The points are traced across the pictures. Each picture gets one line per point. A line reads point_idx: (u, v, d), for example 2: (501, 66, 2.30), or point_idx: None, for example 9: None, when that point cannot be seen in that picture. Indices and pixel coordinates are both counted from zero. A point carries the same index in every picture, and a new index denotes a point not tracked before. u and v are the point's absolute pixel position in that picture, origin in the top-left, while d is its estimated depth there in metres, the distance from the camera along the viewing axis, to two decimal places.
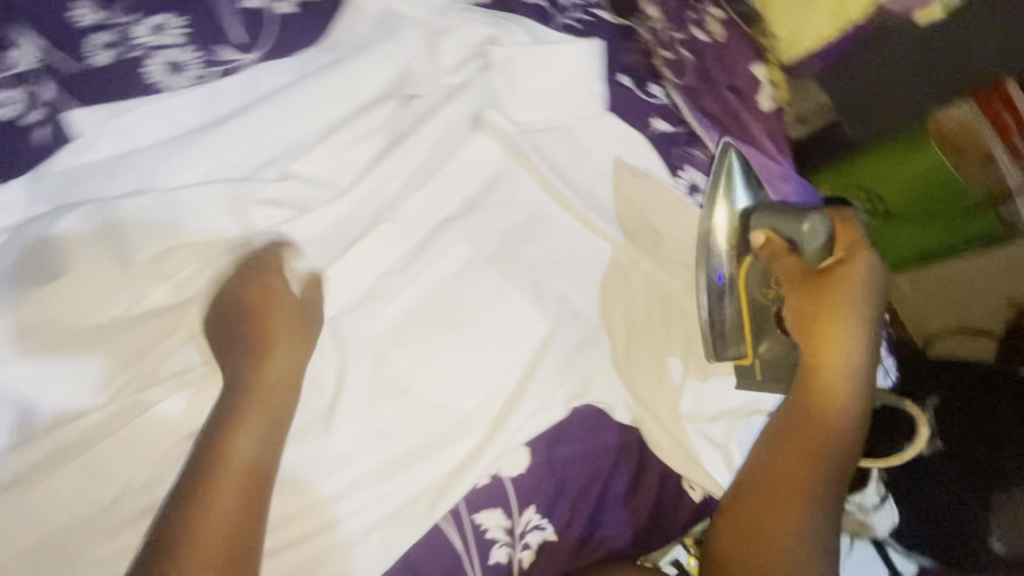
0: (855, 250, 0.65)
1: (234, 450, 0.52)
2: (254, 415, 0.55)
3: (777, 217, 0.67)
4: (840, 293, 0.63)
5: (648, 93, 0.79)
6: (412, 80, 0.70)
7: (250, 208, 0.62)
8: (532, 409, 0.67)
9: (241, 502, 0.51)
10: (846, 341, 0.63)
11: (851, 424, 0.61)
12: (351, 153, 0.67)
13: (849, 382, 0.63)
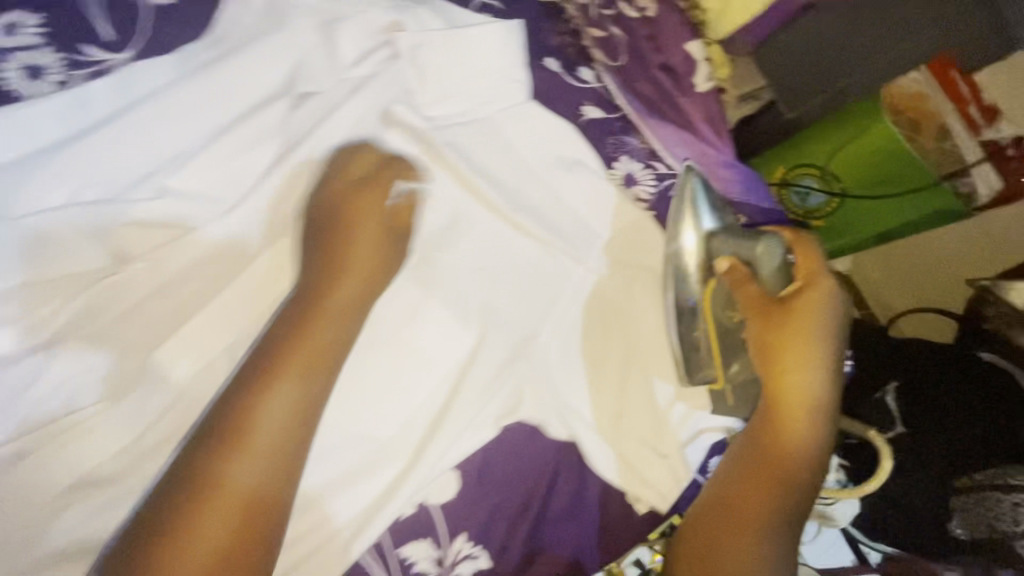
0: (815, 276, 0.63)
1: (264, 438, 0.47)
2: (279, 411, 0.48)
3: (738, 241, 0.64)
4: (801, 324, 0.61)
5: (578, 79, 0.73)
6: (308, 74, 0.63)
7: (119, 231, 0.55)
8: (459, 430, 0.62)
9: (255, 498, 0.46)
10: (806, 367, 0.61)
11: (809, 453, 0.60)
12: (242, 161, 0.60)
13: (809, 415, 0.61)
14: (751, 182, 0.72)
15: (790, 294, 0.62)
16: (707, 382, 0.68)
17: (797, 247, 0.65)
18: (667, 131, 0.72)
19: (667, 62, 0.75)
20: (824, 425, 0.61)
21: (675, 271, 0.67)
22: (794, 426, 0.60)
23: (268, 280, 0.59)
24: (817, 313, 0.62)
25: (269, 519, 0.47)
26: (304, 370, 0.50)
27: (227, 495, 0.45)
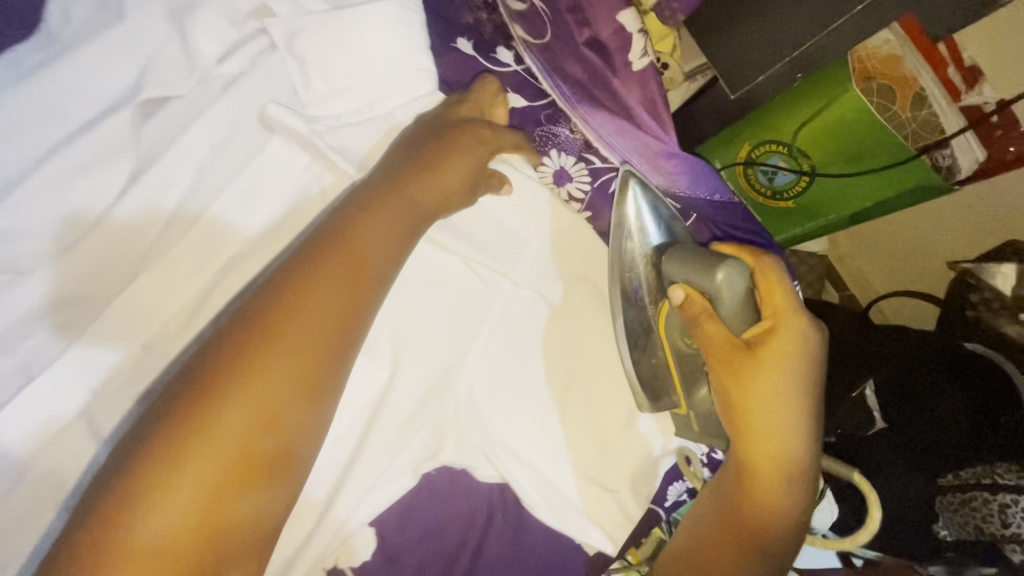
0: (787, 313, 0.52)
1: (247, 406, 0.39)
2: (300, 336, 0.42)
3: (691, 265, 0.53)
4: (771, 379, 0.50)
5: (495, 62, 0.62)
6: (159, 76, 0.52)
7: None
8: (370, 483, 0.55)
9: (223, 481, 0.37)
10: (780, 425, 0.51)
11: (787, 518, 0.52)
12: (84, 188, 0.50)
13: (785, 478, 0.52)
14: (699, 174, 0.63)
15: (759, 339, 0.51)
16: (671, 407, 0.60)
17: (766, 272, 0.53)
18: (600, 119, 0.61)
19: (597, 35, 0.61)
20: (801, 494, 0.52)
21: (623, 291, 0.58)
22: (763, 497, 0.52)
23: (129, 324, 0.51)
24: (791, 363, 0.51)
25: (269, 486, 0.39)
26: (338, 293, 0.44)
27: (224, 429, 0.38)
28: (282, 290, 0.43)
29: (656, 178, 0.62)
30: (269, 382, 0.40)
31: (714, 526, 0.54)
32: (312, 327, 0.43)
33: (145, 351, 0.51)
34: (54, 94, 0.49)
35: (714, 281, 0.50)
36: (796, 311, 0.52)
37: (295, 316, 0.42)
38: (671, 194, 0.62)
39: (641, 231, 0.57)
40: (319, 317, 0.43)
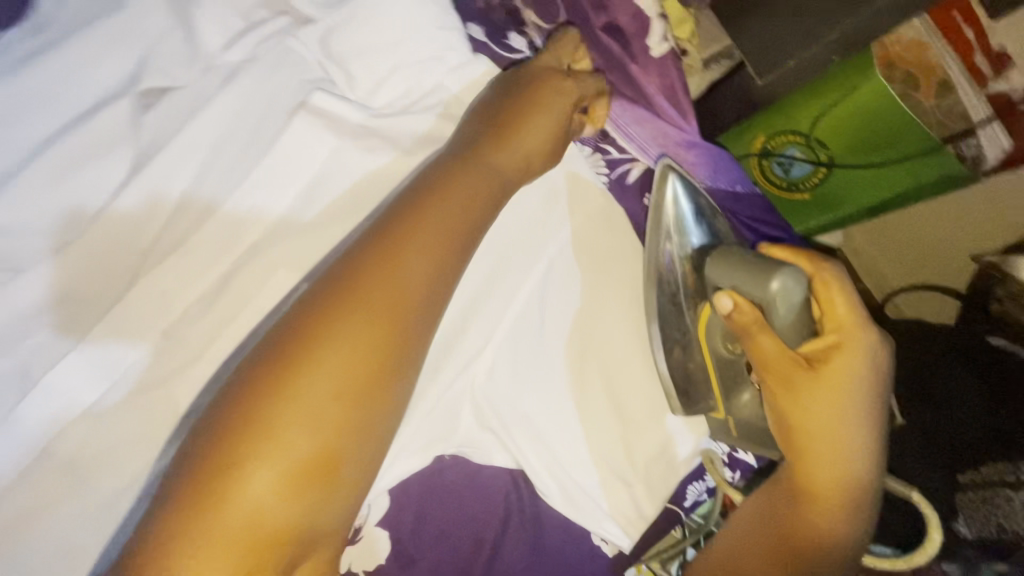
0: (849, 329, 0.51)
1: (320, 373, 0.37)
2: (386, 303, 0.40)
3: (739, 271, 0.51)
4: (830, 395, 0.50)
5: (509, 48, 0.59)
6: (158, 66, 0.50)
7: None
8: (382, 485, 0.52)
9: (307, 448, 0.36)
10: (838, 437, 0.51)
11: (846, 531, 0.52)
12: (80, 181, 0.47)
13: (843, 489, 0.52)
14: (718, 163, 0.61)
15: (817, 351, 0.51)
16: (706, 411, 0.60)
17: (828, 283, 0.52)
18: (618, 108, 0.59)
19: (615, 22, 0.59)
20: (862, 509, 0.52)
21: (658, 294, 0.57)
22: (822, 513, 0.52)
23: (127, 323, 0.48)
24: (852, 380, 0.51)
25: (356, 455, 0.38)
26: (419, 265, 0.43)
27: (318, 392, 0.37)
28: (360, 262, 0.42)
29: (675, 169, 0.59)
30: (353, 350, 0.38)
31: (765, 542, 0.54)
32: (392, 295, 0.41)
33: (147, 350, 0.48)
34: (54, 82, 0.47)
35: (769, 291, 0.48)
36: (858, 323, 0.51)
37: (376, 285, 0.41)
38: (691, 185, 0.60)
39: (680, 231, 0.57)
40: (397, 284, 0.41)
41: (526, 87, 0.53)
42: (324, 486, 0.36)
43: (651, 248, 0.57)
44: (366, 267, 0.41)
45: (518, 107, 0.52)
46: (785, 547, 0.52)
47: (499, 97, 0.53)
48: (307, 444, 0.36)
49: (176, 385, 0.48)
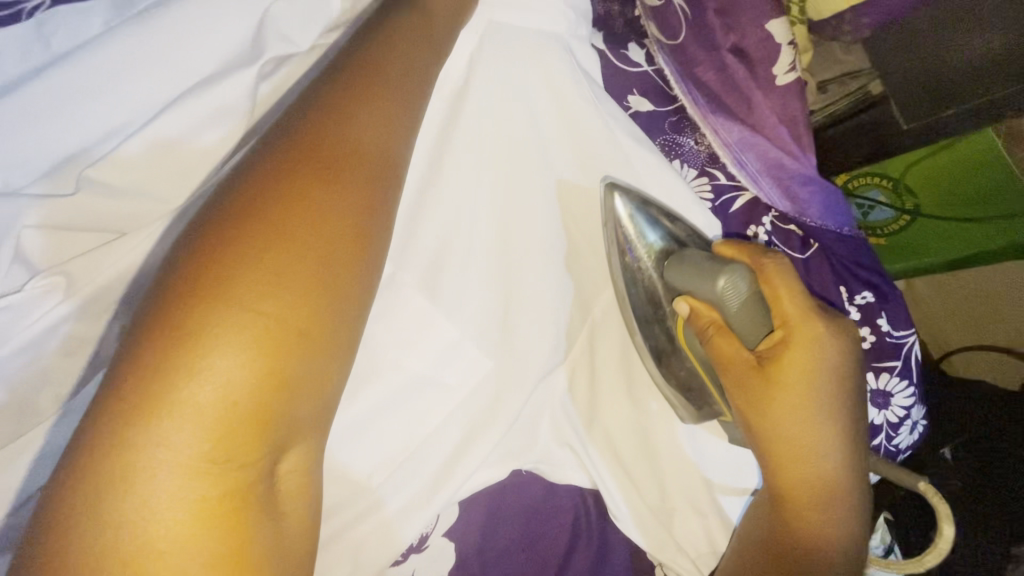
0: (801, 320, 0.47)
1: (263, 284, 0.30)
2: (325, 241, 0.33)
3: (692, 274, 0.49)
4: (794, 402, 0.46)
5: (626, 58, 0.57)
6: (282, 36, 0.49)
7: (18, 230, 0.42)
8: (458, 492, 0.51)
9: (267, 364, 0.29)
10: (813, 443, 0.47)
11: (842, 529, 0.48)
12: (193, 146, 0.46)
13: (829, 499, 0.47)
14: (830, 203, 0.59)
15: (768, 351, 0.47)
16: (716, 416, 0.55)
17: (772, 273, 0.48)
18: (733, 134, 0.57)
19: (742, 43, 0.56)
20: (851, 523, 0.48)
21: (631, 298, 0.53)
22: (806, 534, 0.48)
23: None
24: (814, 381, 0.46)
25: (326, 370, 0.32)
26: (364, 158, 0.36)
27: (258, 310, 0.30)
28: (278, 198, 0.33)
29: (784, 203, 0.58)
30: (287, 289, 0.31)
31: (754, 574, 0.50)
32: (331, 223, 0.34)
33: None
34: (171, 43, 0.46)
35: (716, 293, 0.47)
36: (810, 315, 0.47)
37: (330, 205, 0.34)
38: (800, 222, 0.58)
39: (640, 235, 0.52)
40: (347, 208, 0.34)
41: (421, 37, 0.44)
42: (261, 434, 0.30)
43: (619, 262, 0.53)
44: (292, 196, 0.33)
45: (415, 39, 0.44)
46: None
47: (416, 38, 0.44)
48: (215, 422, 0.28)
49: None
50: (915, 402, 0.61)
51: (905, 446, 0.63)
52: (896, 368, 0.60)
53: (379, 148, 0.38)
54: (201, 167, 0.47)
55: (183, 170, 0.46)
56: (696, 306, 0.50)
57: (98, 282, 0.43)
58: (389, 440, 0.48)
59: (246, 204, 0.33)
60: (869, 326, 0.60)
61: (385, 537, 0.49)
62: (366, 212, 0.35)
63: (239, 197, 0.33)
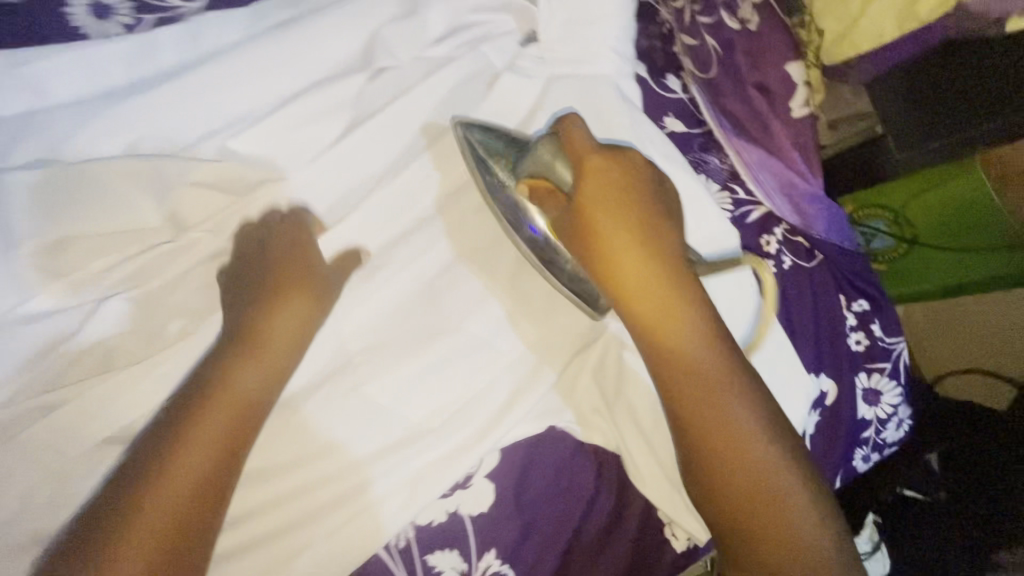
0: (589, 152, 0.49)
1: (157, 480, 0.43)
2: (249, 392, 0.48)
3: (526, 161, 0.51)
4: (621, 242, 0.48)
5: (665, 86, 0.67)
6: (385, 45, 0.58)
7: (178, 189, 0.53)
8: (501, 440, 0.59)
9: (162, 531, 0.42)
10: (657, 279, 0.47)
11: (717, 361, 0.46)
12: (307, 132, 0.56)
13: (695, 339, 0.47)
14: (835, 219, 0.68)
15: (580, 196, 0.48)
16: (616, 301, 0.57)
17: (569, 123, 0.50)
18: (753, 155, 0.67)
19: (765, 80, 0.66)
20: (721, 351, 0.46)
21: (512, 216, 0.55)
22: (696, 393, 0.45)
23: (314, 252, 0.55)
24: (630, 208, 0.48)
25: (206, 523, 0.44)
26: (265, 347, 0.49)
27: (194, 454, 0.44)
28: (229, 357, 0.48)
29: (795, 217, 0.67)
30: (216, 439, 0.45)
31: (693, 471, 0.46)
32: (252, 382, 0.48)
33: None
34: (296, 50, 0.56)
35: (545, 160, 0.49)
36: (591, 146, 0.49)
37: (229, 391, 0.47)
38: (807, 234, 0.67)
39: (483, 160, 0.54)
40: (241, 398, 0.47)
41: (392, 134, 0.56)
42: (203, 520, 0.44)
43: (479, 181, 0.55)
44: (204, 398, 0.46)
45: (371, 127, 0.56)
46: (712, 471, 0.44)
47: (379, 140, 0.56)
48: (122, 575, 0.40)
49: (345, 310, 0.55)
50: (903, 400, 0.70)
51: (892, 441, 0.71)
52: (886, 369, 0.68)
53: (277, 337, 0.50)
54: (313, 149, 0.57)
55: (297, 149, 0.56)
56: (537, 187, 0.50)
57: (225, 236, 0.53)
58: (448, 385, 0.57)
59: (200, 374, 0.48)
60: (863, 331, 0.68)
61: (434, 470, 0.57)
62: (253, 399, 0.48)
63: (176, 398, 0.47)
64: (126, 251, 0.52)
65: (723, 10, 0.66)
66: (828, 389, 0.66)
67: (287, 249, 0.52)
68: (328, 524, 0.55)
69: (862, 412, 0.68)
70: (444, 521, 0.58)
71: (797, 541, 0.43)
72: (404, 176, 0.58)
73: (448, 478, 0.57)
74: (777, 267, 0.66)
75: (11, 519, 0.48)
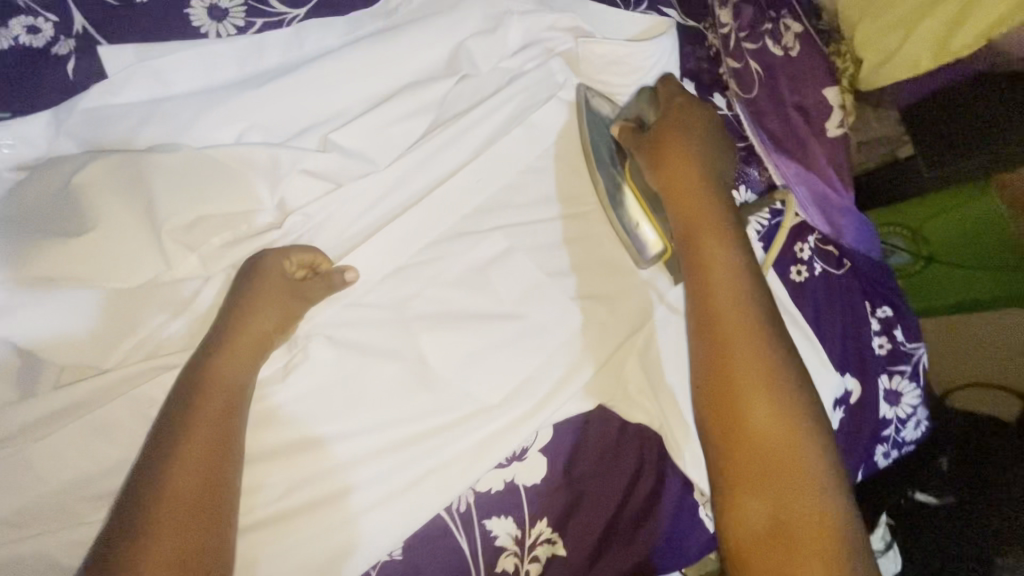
0: (675, 101, 0.64)
1: (166, 502, 0.48)
2: (231, 385, 0.54)
3: (627, 114, 0.67)
4: (684, 164, 0.60)
5: (711, 104, 0.74)
6: (468, 56, 0.66)
7: (285, 179, 0.60)
8: (555, 416, 0.64)
9: (177, 534, 0.48)
10: (702, 190, 0.59)
11: (739, 264, 0.56)
12: (396, 130, 0.64)
13: (724, 243, 0.57)
14: (863, 230, 0.74)
15: (664, 130, 0.62)
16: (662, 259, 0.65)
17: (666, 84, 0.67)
18: (790, 168, 0.72)
19: (802, 102, 0.73)
20: (746, 264, 0.56)
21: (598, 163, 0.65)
22: (725, 289, 0.55)
23: (398, 237, 0.63)
24: (695, 141, 0.61)
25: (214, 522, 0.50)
26: (234, 354, 0.55)
27: (188, 461, 0.50)
28: (213, 362, 0.54)
29: (827, 226, 0.73)
30: (203, 443, 0.51)
31: (712, 355, 0.53)
32: (227, 385, 0.54)
33: (405, 263, 0.64)
34: (390, 57, 0.63)
35: (640, 111, 0.66)
36: (679, 99, 0.64)
37: (206, 397, 0.53)
38: (837, 243, 0.73)
39: (589, 115, 0.66)
40: (222, 404, 0.53)
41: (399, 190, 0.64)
42: (211, 504, 0.50)
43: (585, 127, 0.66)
44: (189, 412, 0.52)
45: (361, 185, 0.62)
46: (732, 354, 0.52)
47: (378, 193, 0.63)
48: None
49: (421, 287, 0.64)
50: (921, 402, 0.75)
51: (910, 440, 0.76)
52: (906, 371, 0.74)
53: (250, 345, 0.56)
54: (400, 146, 0.64)
55: (387, 145, 0.64)
56: (628, 129, 0.65)
57: (321, 219, 0.61)
58: (510, 362, 0.64)
59: (182, 391, 0.53)
60: (886, 336, 0.74)
61: (494, 440, 0.62)
62: (232, 402, 0.54)
63: (163, 421, 0.52)
64: (234, 230, 0.59)
65: (768, 38, 0.73)
66: (853, 388, 0.72)
67: (255, 270, 0.57)
68: (398, 483, 0.60)
69: (883, 412, 0.74)
70: (502, 490, 0.63)
71: (789, 431, 0.50)
72: (476, 173, 0.66)
73: (506, 449, 0.62)
74: (809, 273, 0.72)
75: (124, 461, 0.54)
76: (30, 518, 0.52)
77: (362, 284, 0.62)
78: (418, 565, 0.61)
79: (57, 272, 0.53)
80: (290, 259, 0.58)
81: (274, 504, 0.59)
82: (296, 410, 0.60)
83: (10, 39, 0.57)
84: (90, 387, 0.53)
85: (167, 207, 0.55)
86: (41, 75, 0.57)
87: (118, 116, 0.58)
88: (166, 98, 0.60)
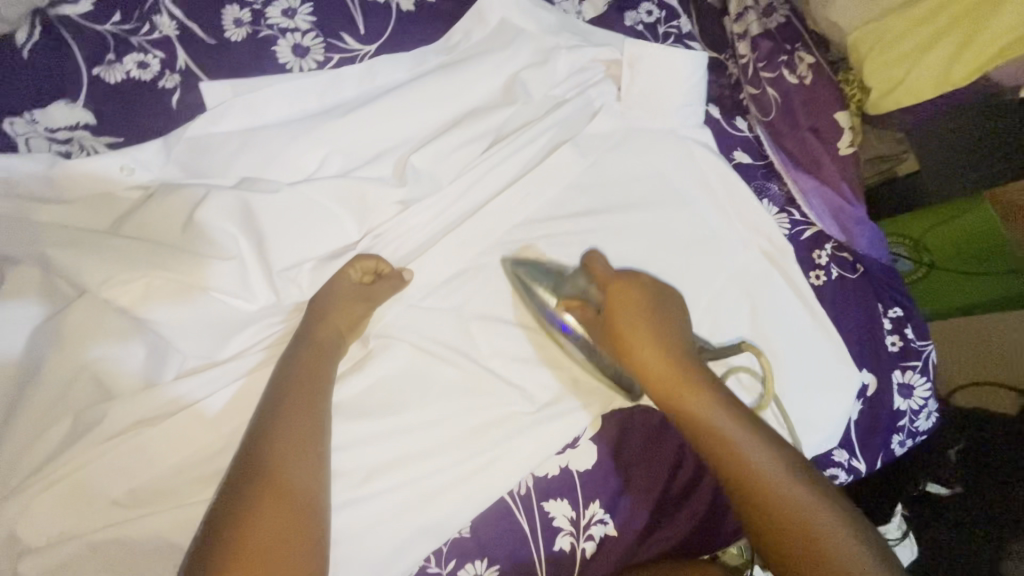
0: (609, 278, 0.62)
1: (266, 507, 0.48)
2: (311, 396, 0.57)
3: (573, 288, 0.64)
4: (636, 339, 0.57)
5: (733, 126, 0.84)
6: (522, 84, 0.74)
7: (369, 197, 0.67)
8: (602, 409, 0.70)
9: (276, 545, 0.47)
10: (664, 354, 0.56)
11: (727, 411, 0.53)
12: (458, 151, 0.71)
13: (707, 400, 0.53)
14: (876, 238, 0.81)
15: (609, 308, 0.59)
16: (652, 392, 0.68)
17: (592, 259, 0.64)
18: (808, 184, 0.81)
19: (816, 126, 0.81)
20: (734, 410, 0.53)
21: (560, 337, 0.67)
22: (722, 445, 0.51)
23: (460, 246, 0.71)
24: (639, 312, 0.58)
25: (307, 528, 0.50)
26: (314, 369, 0.60)
27: (280, 475, 0.51)
28: (284, 386, 0.58)
29: (841, 236, 0.81)
30: (290, 460, 0.53)
31: (746, 512, 0.49)
32: (306, 400, 0.57)
33: (465, 269, 0.71)
34: (453, 87, 0.71)
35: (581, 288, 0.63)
36: (611, 279, 0.61)
37: (288, 415, 0.55)
38: (851, 250, 0.81)
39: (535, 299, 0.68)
40: (303, 421, 0.56)
41: (461, 206, 0.71)
42: (311, 497, 0.51)
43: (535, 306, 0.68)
44: (275, 424, 0.55)
45: (431, 203, 0.70)
46: (775, 529, 0.47)
47: (441, 209, 0.70)
48: None
49: (480, 291, 0.71)
50: (932, 394, 0.82)
51: (925, 430, 0.82)
52: (918, 366, 0.81)
53: (327, 353, 0.62)
54: (462, 165, 0.72)
55: (450, 164, 0.71)
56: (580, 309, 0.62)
57: (392, 232, 0.69)
58: (562, 359, 0.70)
59: (274, 400, 0.57)
60: (898, 334, 0.81)
61: (551, 430, 0.68)
62: (310, 420, 0.56)
63: (254, 430, 0.55)
64: (318, 242, 0.66)
65: (784, 67, 0.81)
66: (869, 381, 0.79)
67: (333, 282, 0.64)
68: (464, 469, 0.66)
69: (898, 403, 0.80)
70: (557, 475, 0.69)
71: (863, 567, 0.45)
72: (527, 190, 0.73)
73: (559, 438, 0.68)
74: (827, 277, 0.80)
75: (225, 448, 0.60)
76: (141, 499, 0.58)
77: (428, 288, 0.70)
78: (484, 544, 0.67)
79: (154, 266, 0.59)
80: (356, 267, 0.65)
81: (352, 490, 0.63)
82: (374, 403, 0.66)
83: (122, 73, 0.65)
84: (196, 381, 0.60)
85: (270, 229, 0.63)
86: (147, 103, 0.65)
87: (218, 144, 0.65)
88: (260, 124, 0.67)
